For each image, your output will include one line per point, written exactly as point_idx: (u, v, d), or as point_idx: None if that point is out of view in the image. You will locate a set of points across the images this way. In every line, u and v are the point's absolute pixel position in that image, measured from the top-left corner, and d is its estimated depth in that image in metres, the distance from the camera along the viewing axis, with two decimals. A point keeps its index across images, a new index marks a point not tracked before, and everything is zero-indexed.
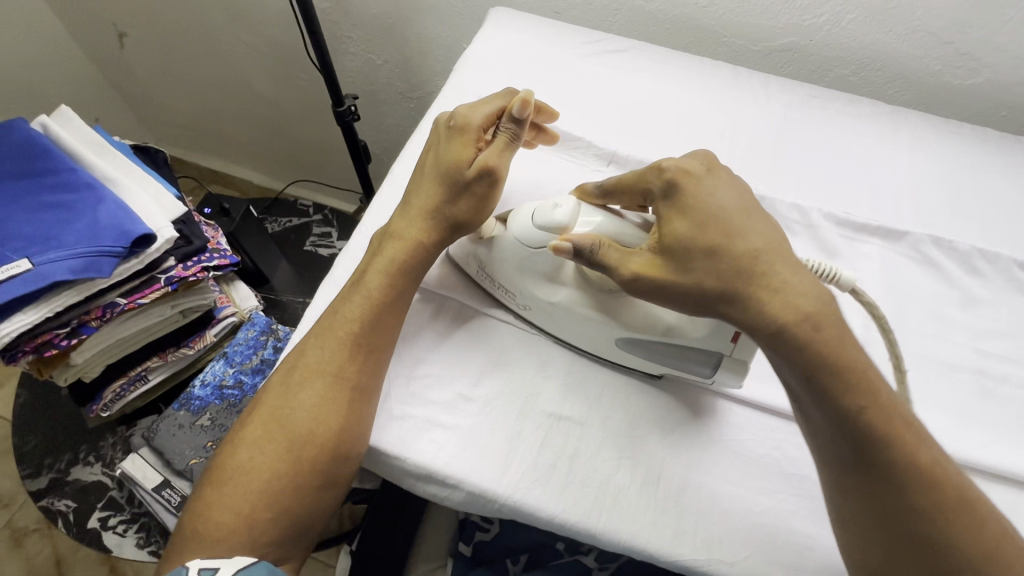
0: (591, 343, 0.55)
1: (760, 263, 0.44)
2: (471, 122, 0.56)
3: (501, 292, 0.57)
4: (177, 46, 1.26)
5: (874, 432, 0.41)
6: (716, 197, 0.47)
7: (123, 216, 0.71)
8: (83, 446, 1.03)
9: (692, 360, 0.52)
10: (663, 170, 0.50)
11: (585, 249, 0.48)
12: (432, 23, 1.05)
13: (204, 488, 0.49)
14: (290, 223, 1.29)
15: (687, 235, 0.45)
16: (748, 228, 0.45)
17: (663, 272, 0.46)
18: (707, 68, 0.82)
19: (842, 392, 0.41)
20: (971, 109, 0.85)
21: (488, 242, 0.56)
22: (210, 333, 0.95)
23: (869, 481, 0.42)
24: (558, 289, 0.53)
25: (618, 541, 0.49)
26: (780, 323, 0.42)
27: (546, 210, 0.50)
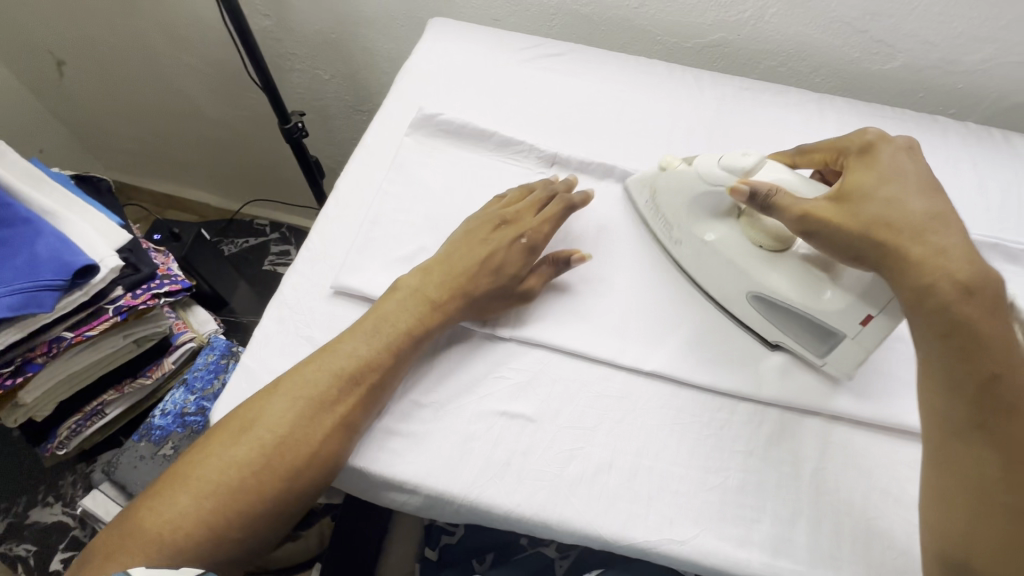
0: (720, 290, 0.60)
1: (931, 225, 0.46)
2: (539, 244, 0.60)
3: (660, 224, 0.63)
4: (119, 71, 1.24)
5: (1001, 398, 0.42)
6: (905, 166, 0.49)
7: (64, 249, 0.69)
8: (40, 488, 1.01)
9: (814, 331, 0.55)
10: (865, 134, 0.53)
11: (760, 194, 0.51)
12: (376, 35, 1.05)
13: (177, 496, 0.46)
14: (247, 244, 1.30)
15: (873, 188, 0.48)
16: (930, 197, 0.47)
17: (837, 216, 0.48)
18: (642, 66, 0.85)
19: (980, 356, 0.42)
20: (893, 93, 0.90)
21: (662, 173, 0.61)
22: (168, 361, 0.94)
23: (980, 443, 0.42)
24: (715, 227, 0.58)
25: (575, 531, 0.51)
26: (933, 279, 0.44)
27: (735, 156, 0.54)
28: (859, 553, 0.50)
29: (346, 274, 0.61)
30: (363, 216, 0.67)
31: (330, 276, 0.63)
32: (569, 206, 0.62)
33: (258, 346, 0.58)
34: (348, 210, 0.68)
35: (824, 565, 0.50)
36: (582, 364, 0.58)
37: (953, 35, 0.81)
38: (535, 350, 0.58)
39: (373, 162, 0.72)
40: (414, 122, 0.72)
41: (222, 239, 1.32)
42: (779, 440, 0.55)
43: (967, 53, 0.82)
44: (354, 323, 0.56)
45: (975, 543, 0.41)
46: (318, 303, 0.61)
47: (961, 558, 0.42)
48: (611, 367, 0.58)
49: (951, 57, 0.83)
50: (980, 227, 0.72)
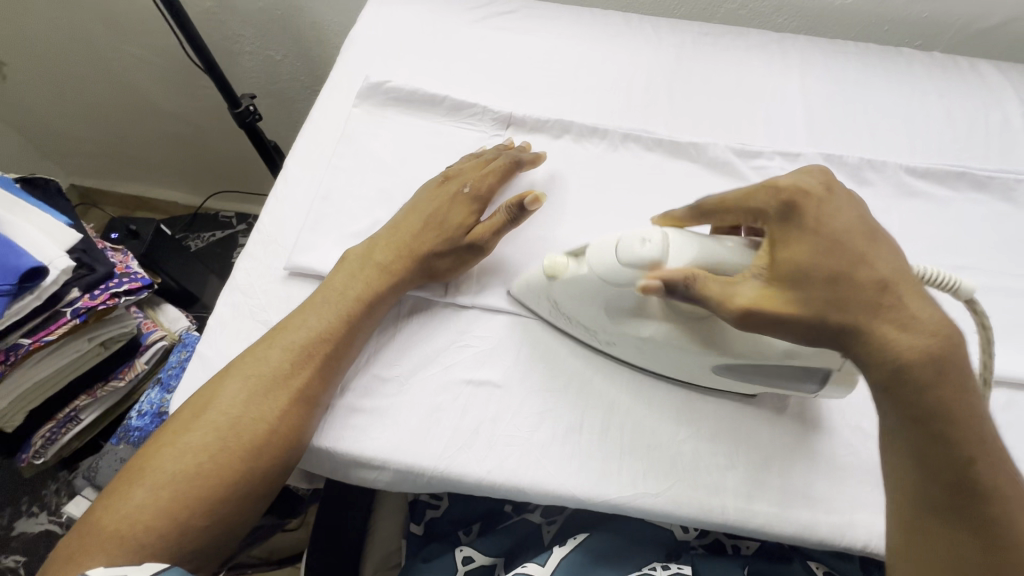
0: (681, 372, 0.52)
1: (887, 297, 0.39)
2: (486, 194, 0.59)
3: (576, 327, 0.54)
4: (60, 68, 1.18)
5: (975, 482, 0.37)
6: (841, 223, 0.41)
7: (7, 253, 0.66)
8: (24, 498, 1.02)
9: (792, 377, 0.49)
10: (779, 190, 0.43)
11: (679, 285, 0.43)
12: (323, 7, 1.00)
13: (134, 490, 0.45)
14: (213, 237, 1.39)
15: (810, 262, 0.40)
16: (874, 255, 0.40)
17: (782, 303, 0.41)
18: (598, 19, 0.82)
19: (952, 440, 0.37)
20: (857, 27, 0.87)
21: (556, 283, 0.51)
22: (140, 361, 0.92)
23: (955, 530, 0.38)
24: (647, 322, 0.49)
25: (548, 492, 0.50)
26: (899, 361, 0.38)
27: (632, 247, 0.44)
28: (833, 489, 0.50)
29: (299, 253, 0.59)
30: (314, 193, 0.65)
31: (283, 257, 0.61)
32: (514, 162, 0.61)
33: (214, 336, 0.56)
34: (298, 190, 0.65)
35: (798, 504, 0.50)
36: (547, 326, 0.57)
37: None
38: (498, 317, 0.57)
39: (322, 137, 0.69)
40: (360, 93, 0.69)
41: (187, 235, 1.39)
42: None
43: None
44: (301, 305, 0.55)
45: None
46: (274, 284, 0.59)
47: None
48: None
49: None
50: (946, 158, 0.71)
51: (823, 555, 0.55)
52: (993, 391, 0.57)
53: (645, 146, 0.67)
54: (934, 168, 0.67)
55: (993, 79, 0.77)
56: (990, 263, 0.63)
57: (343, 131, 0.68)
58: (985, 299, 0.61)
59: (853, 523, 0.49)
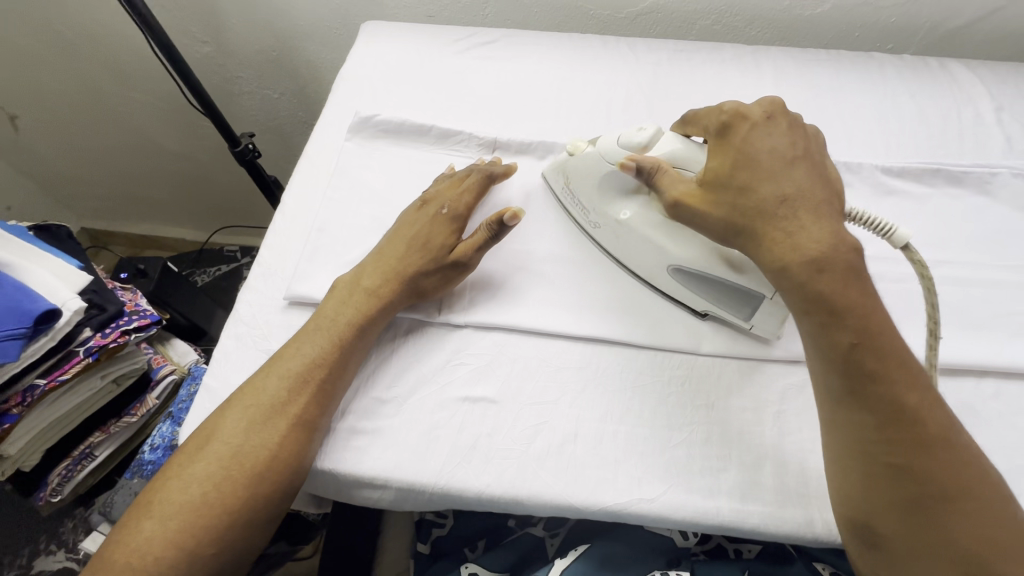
0: (642, 266, 0.60)
1: (784, 207, 0.44)
2: (461, 213, 0.61)
3: (579, 211, 0.63)
4: (70, 118, 1.23)
5: (864, 364, 0.42)
6: (762, 145, 0.47)
7: (23, 297, 0.69)
8: (42, 536, 1.04)
9: (735, 302, 0.56)
10: (722, 112, 0.50)
11: (646, 170, 0.52)
12: (315, 47, 1.05)
13: (143, 521, 0.47)
14: (217, 272, 1.44)
15: (729, 173, 0.47)
16: (783, 174, 0.45)
17: (700, 203, 0.48)
18: (578, 42, 0.85)
19: (836, 327, 0.43)
20: (828, 34, 0.90)
21: (570, 158, 0.62)
22: (151, 397, 0.94)
23: (855, 409, 0.43)
24: (627, 206, 0.58)
25: (547, 503, 0.51)
26: (780, 261, 0.44)
27: (630, 132, 0.55)
28: (828, 488, 0.51)
29: (298, 283, 0.62)
30: (310, 225, 0.67)
31: (284, 287, 0.63)
32: (487, 175, 0.63)
33: (219, 367, 0.59)
34: (296, 223, 0.68)
35: (794, 504, 0.50)
36: (539, 341, 0.59)
37: None
38: (492, 334, 0.59)
39: (315, 171, 0.72)
40: (352, 126, 0.72)
41: (195, 270, 1.45)
42: (739, 387, 0.56)
43: None
44: (299, 329, 0.58)
45: (875, 510, 0.43)
46: (274, 314, 0.62)
47: (862, 521, 0.44)
48: (567, 339, 0.59)
49: None
50: (922, 156, 0.73)
51: (826, 555, 0.56)
52: (982, 382, 0.57)
53: None
54: (910, 167, 0.69)
55: (964, 77, 0.80)
56: (971, 256, 0.64)
57: (337, 163, 0.71)
58: (967, 292, 0.62)
59: None
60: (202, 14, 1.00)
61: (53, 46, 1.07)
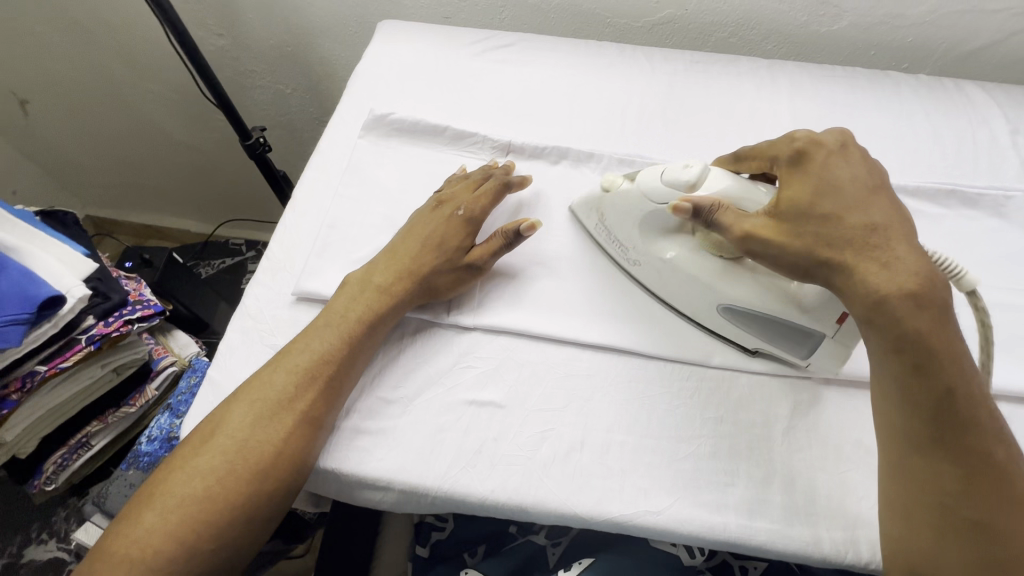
0: (688, 305, 0.58)
1: (875, 238, 0.43)
2: (478, 216, 0.61)
3: (615, 248, 0.61)
4: (81, 104, 1.23)
5: (958, 414, 0.42)
6: (845, 172, 0.47)
7: (28, 282, 0.68)
8: (34, 525, 1.03)
9: (793, 338, 0.54)
10: (795, 139, 0.50)
11: (705, 209, 0.49)
12: (329, 43, 1.05)
13: (145, 514, 0.47)
14: (222, 265, 1.43)
15: (809, 200, 0.46)
16: (870, 206, 0.45)
17: (777, 235, 0.46)
18: (594, 49, 0.85)
19: (934, 374, 0.42)
20: (844, 52, 0.90)
21: (608, 195, 0.59)
22: (150, 388, 0.93)
23: (943, 459, 0.43)
24: (674, 244, 0.56)
25: (551, 512, 0.51)
26: (879, 296, 0.42)
27: (675, 170, 0.52)
28: (836, 507, 0.50)
29: (306, 279, 0.62)
30: (321, 221, 0.67)
31: (291, 283, 0.63)
32: (504, 184, 0.62)
33: (224, 361, 0.58)
34: (307, 219, 0.68)
35: (801, 521, 0.50)
36: (548, 346, 0.58)
37: None
38: (500, 337, 0.59)
39: (328, 167, 0.72)
40: (365, 123, 0.72)
41: (199, 262, 1.43)
42: (749, 401, 0.55)
43: (912, 6, 0.82)
44: (307, 327, 0.57)
45: (947, 562, 0.43)
46: (282, 309, 0.61)
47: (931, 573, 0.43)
48: (575, 345, 0.58)
49: (897, 11, 0.83)
50: (935, 176, 0.73)
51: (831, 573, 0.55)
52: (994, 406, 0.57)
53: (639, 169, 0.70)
54: (924, 187, 0.68)
55: (979, 99, 0.80)
56: (984, 278, 0.64)
57: (350, 159, 0.71)
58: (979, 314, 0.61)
59: (857, 539, 0.49)
60: (219, 7, 1.00)
61: (67, 32, 1.07)
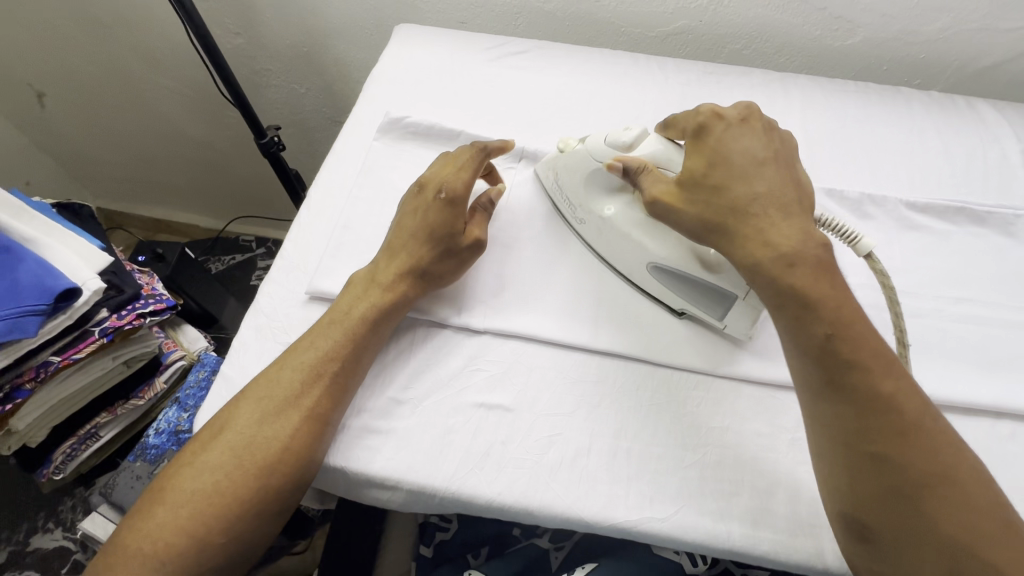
0: (624, 265, 0.61)
1: (755, 206, 0.49)
2: (459, 195, 0.59)
3: (565, 205, 0.64)
4: (97, 98, 1.24)
5: (841, 354, 0.45)
6: (736, 144, 0.51)
7: (46, 274, 0.69)
8: (40, 514, 1.04)
9: (709, 298, 0.57)
10: (699, 113, 0.54)
11: (631, 170, 0.55)
12: (345, 45, 1.06)
13: (157, 507, 0.48)
14: (233, 261, 1.45)
15: (703, 172, 0.51)
16: (756, 175, 0.50)
17: (677, 201, 0.52)
18: (608, 58, 0.86)
19: (813, 320, 0.46)
20: (856, 66, 0.91)
21: (561, 154, 0.63)
22: (160, 380, 0.95)
23: (836, 400, 0.45)
24: (610, 202, 0.60)
25: (556, 516, 0.51)
26: (757, 259, 0.48)
27: (618, 133, 0.57)
28: None
29: (320, 279, 0.62)
30: (335, 222, 0.68)
31: (305, 282, 0.64)
32: (481, 149, 0.62)
33: (238, 358, 0.59)
34: (321, 219, 0.69)
35: (805, 533, 0.50)
36: (556, 352, 0.59)
37: (910, 6, 0.81)
38: (509, 342, 0.59)
39: (343, 168, 0.73)
40: (381, 126, 0.73)
41: (209, 258, 1.45)
42: (755, 412, 0.56)
43: (926, 23, 0.83)
44: (313, 324, 0.58)
45: (863, 501, 0.44)
46: (295, 308, 0.62)
47: (861, 520, 0.44)
48: (583, 351, 0.59)
49: (910, 28, 0.84)
50: (945, 193, 0.73)
51: None
52: (998, 424, 0.57)
53: None
54: (934, 204, 0.69)
55: (990, 117, 0.80)
56: (992, 296, 0.64)
57: (365, 161, 0.72)
58: (986, 332, 0.62)
59: None
60: (237, 7, 1.01)
61: (87, 27, 1.09)
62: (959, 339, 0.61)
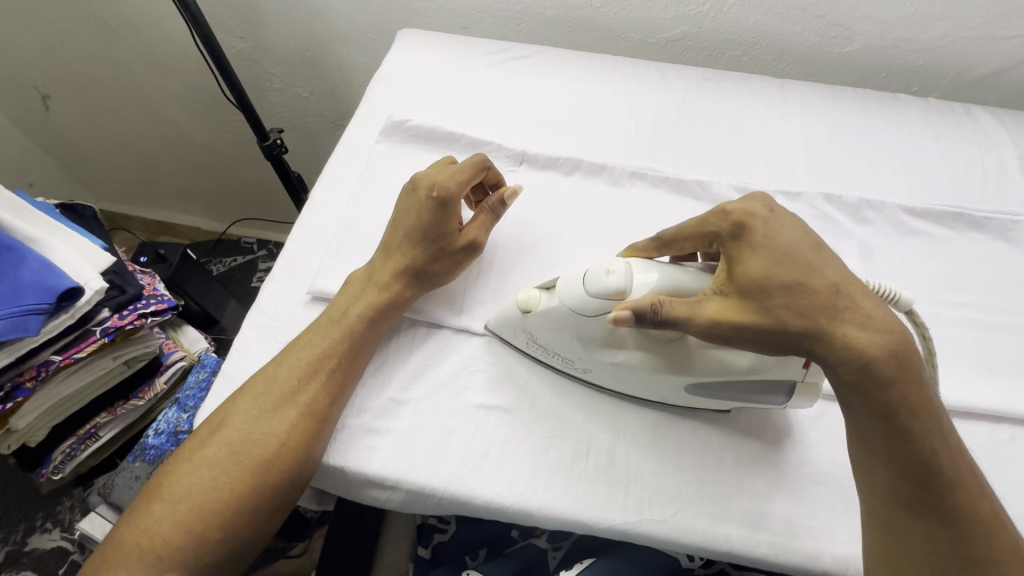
0: (655, 394, 0.55)
1: (842, 300, 0.42)
2: (453, 194, 0.57)
3: (557, 360, 0.56)
4: (102, 101, 1.25)
5: (943, 474, 0.41)
6: (789, 238, 0.45)
7: (48, 273, 0.70)
8: (39, 514, 1.04)
9: (764, 390, 0.52)
10: (728, 214, 0.48)
11: (647, 312, 0.46)
12: (348, 50, 1.07)
13: (155, 504, 0.48)
14: (234, 262, 1.45)
15: (765, 275, 0.44)
16: (825, 264, 0.44)
17: (745, 314, 0.44)
18: (608, 64, 0.87)
19: (917, 435, 0.41)
20: (854, 73, 0.92)
21: (528, 316, 0.55)
22: (159, 381, 0.95)
23: (932, 515, 0.42)
24: (619, 349, 0.53)
25: (555, 517, 0.51)
26: (865, 358, 0.41)
27: (599, 277, 0.49)
28: (837, 523, 0.51)
29: (322, 279, 0.63)
30: (336, 223, 0.69)
31: (306, 282, 0.64)
32: (482, 162, 0.60)
33: (239, 357, 0.59)
34: (323, 220, 0.69)
35: (803, 535, 0.50)
36: None
37: (908, 14, 0.82)
38: (509, 343, 0.60)
39: (345, 170, 0.73)
40: (383, 128, 0.74)
41: (209, 259, 1.45)
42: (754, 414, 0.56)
43: (923, 31, 0.84)
44: (310, 325, 0.58)
45: None
46: (296, 308, 0.62)
47: None
48: None
49: (908, 35, 0.85)
50: (943, 199, 0.74)
51: None
52: (997, 427, 0.57)
53: (651, 183, 0.71)
54: (932, 209, 0.69)
55: (988, 124, 0.81)
56: (990, 300, 0.65)
57: (367, 162, 0.72)
58: (984, 335, 0.62)
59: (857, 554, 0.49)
60: (242, 11, 1.02)
61: (93, 31, 1.09)
62: (957, 343, 0.61)
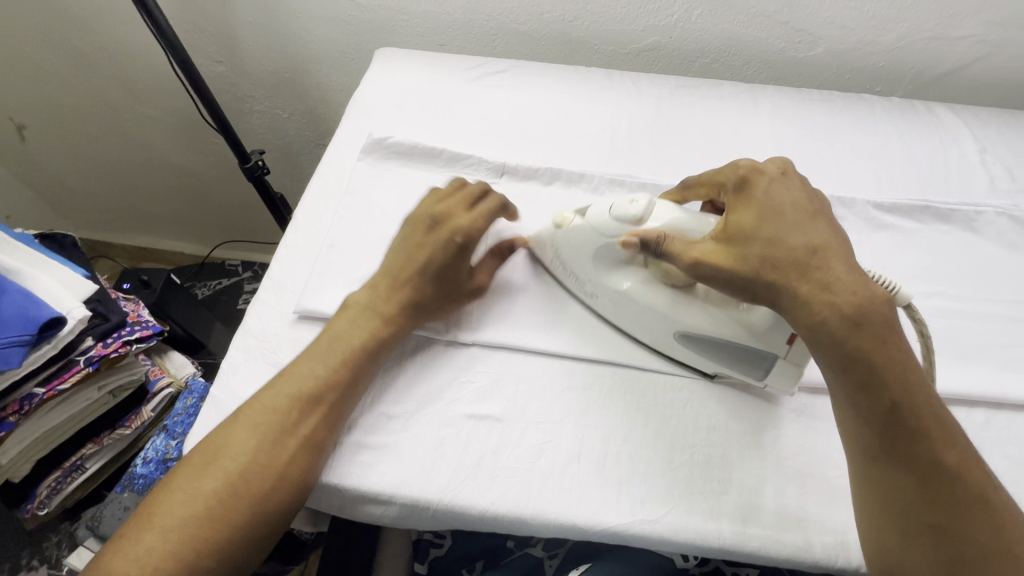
0: (648, 335, 0.59)
1: (816, 258, 0.45)
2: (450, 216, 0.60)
3: (571, 280, 0.62)
4: (79, 129, 1.24)
5: (906, 422, 0.43)
6: (784, 198, 0.49)
7: (29, 304, 0.69)
8: (24, 551, 1.01)
9: (749, 359, 0.54)
10: (739, 168, 0.53)
11: (650, 242, 0.51)
12: (327, 70, 1.08)
13: (144, 533, 0.47)
14: (219, 285, 1.44)
15: (753, 226, 0.48)
16: (808, 226, 0.47)
17: (728, 256, 0.47)
18: (583, 75, 0.89)
19: (879, 386, 0.43)
20: (820, 76, 0.95)
21: (558, 232, 0.60)
22: (146, 409, 0.94)
23: (894, 463, 0.43)
24: (626, 276, 0.58)
25: (551, 522, 0.52)
26: (819, 315, 0.44)
27: (623, 204, 0.54)
28: (825, 512, 0.52)
29: (308, 297, 0.63)
30: (321, 242, 0.69)
31: (293, 301, 0.64)
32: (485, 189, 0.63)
33: (228, 380, 0.59)
34: (308, 238, 0.70)
35: (793, 527, 0.51)
36: (544, 361, 0.60)
37: (867, 18, 0.86)
38: (498, 353, 0.60)
39: (328, 189, 0.74)
40: (364, 146, 0.75)
41: (194, 283, 1.44)
42: (739, 411, 0.57)
43: (883, 33, 0.87)
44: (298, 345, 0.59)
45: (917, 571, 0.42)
46: (283, 328, 0.62)
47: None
48: (570, 360, 0.60)
49: (869, 38, 0.88)
50: (910, 193, 0.76)
51: None
52: (972, 411, 0.59)
53: (629, 189, 0.73)
54: (900, 204, 0.72)
55: (949, 120, 0.84)
56: (960, 289, 0.67)
57: (350, 179, 0.73)
58: (956, 322, 0.64)
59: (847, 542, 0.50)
60: (219, 36, 1.03)
61: (69, 60, 1.09)
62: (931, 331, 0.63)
